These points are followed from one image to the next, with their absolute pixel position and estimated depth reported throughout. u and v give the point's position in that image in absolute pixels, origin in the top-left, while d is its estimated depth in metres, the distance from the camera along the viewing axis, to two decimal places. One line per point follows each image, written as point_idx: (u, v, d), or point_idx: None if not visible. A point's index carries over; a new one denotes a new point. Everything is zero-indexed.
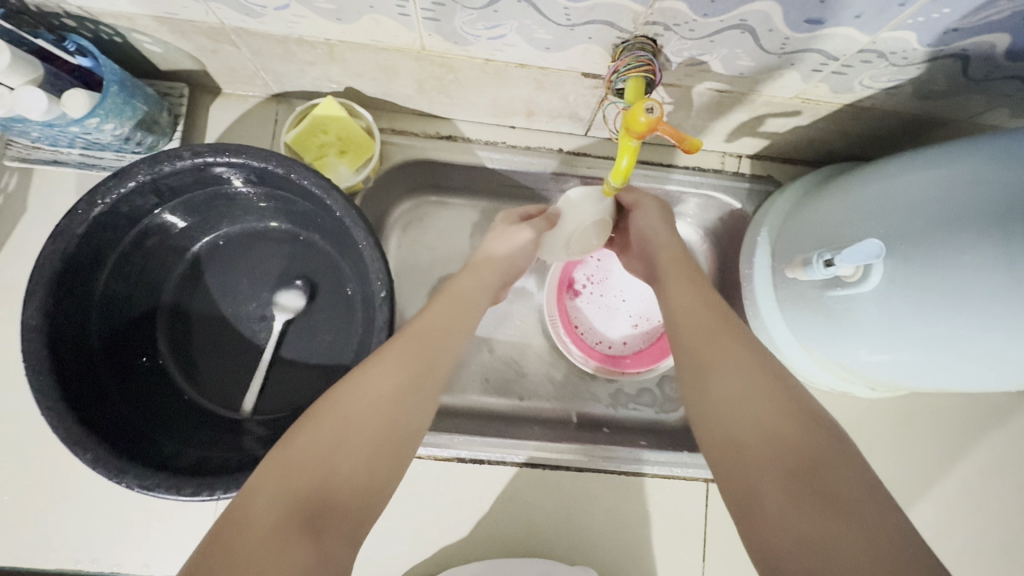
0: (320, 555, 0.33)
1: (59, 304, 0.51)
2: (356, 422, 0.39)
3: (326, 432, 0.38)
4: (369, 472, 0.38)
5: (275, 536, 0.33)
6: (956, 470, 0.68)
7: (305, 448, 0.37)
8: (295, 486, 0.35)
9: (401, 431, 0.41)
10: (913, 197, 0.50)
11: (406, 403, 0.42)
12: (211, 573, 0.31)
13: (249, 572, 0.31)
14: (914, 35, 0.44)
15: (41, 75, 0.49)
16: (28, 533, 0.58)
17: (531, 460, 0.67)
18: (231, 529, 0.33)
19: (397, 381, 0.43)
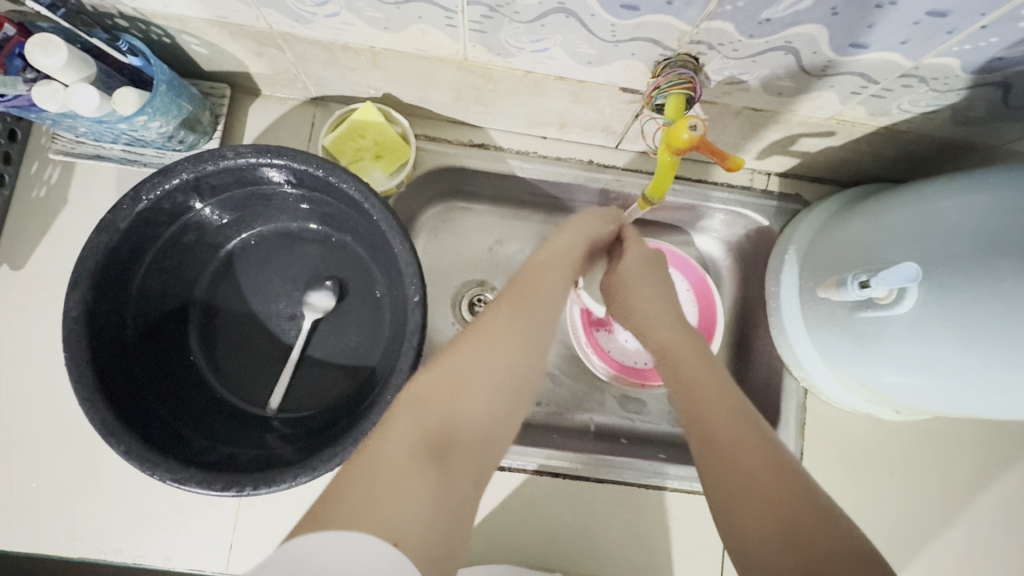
0: (445, 481, 0.36)
1: (99, 297, 0.52)
2: (479, 383, 0.41)
3: (451, 369, 0.41)
4: (489, 425, 0.41)
5: (405, 463, 0.36)
6: (977, 497, 0.68)
7: (429, 387, 0.40)
8: (426, 421, 0.39)
9: (519, 384, 0.43)
10: (949, 221, 0.50)
11: (516, 360, 0.44)
12: (349, 497, 0.34)
13: (381, 498, 0.34)
14: (958, 62, 0.44)
15: (94, 73, 0.50)
16: (55, 519, 0.59)
17: (540, 468, 0.67)
18: (366, 455, 0.36)
19: (515, 331, 0.45)
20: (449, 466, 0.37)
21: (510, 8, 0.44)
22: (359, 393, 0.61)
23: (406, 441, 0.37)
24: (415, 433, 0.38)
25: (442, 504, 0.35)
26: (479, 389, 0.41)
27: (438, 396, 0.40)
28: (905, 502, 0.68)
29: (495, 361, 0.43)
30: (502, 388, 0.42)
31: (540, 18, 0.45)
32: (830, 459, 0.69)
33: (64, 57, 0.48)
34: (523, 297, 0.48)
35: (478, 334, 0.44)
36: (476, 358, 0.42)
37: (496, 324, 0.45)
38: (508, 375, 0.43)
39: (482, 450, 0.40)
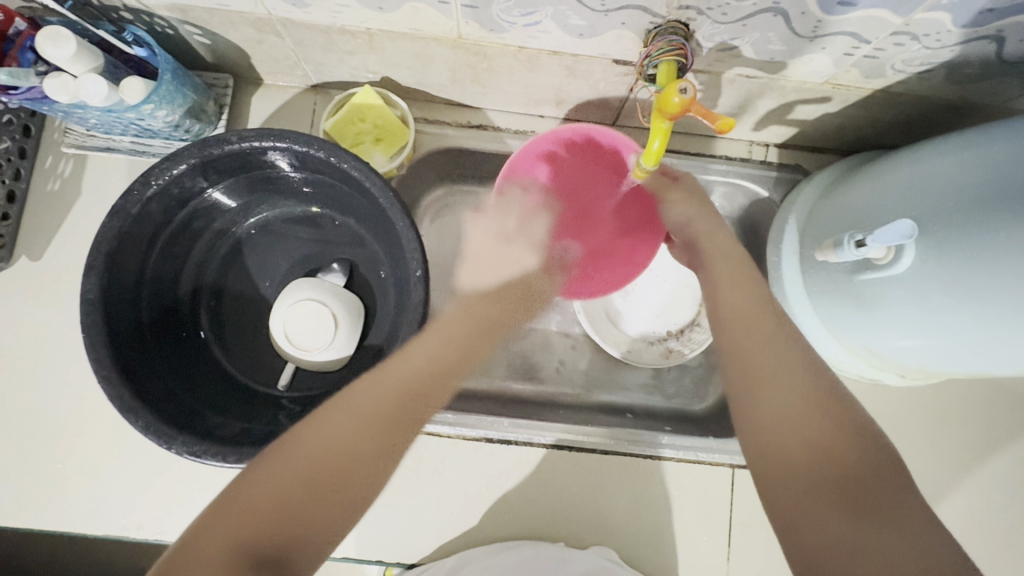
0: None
1: (114, 282, 0.53)
2: (315, 470, 0.41)
3: (316, 444, 0.42)
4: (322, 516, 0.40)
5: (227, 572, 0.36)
6: (987, 460, 0.68)
7: (295, 454, 0.42)
8: (248, 531, 0.38)
9: (351, 477, 0.42)
10: (944, 180, 0.50)
11: (357, 438, 0.44)
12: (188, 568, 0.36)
13: None
14: (949, 16, 0.44)
15: (102, 64, 0.52)
16: (80, 498, 0.61)
17: (557, 441, 0.68)
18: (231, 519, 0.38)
19: (363, 427, 0.44)
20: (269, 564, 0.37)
21: None
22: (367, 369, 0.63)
23: (230, 525, 0.38)
24: (227, 552, 0.37)
25: None
26: (313, 446, 0.42)
27: (287, 469, 0.41)
28: (915, 467, 0.68)
29: (329, 444, 0.43)
30: (349, 479, 0.42)
31: None
32: None
33: (74, 49, 0.49)
34: (421, 347, 0.52)
35: (343, 402, 0.46)
36: (330, 424, 0.44)
37: (365, 390, 0.47)
38: (335, 476, 0.42)
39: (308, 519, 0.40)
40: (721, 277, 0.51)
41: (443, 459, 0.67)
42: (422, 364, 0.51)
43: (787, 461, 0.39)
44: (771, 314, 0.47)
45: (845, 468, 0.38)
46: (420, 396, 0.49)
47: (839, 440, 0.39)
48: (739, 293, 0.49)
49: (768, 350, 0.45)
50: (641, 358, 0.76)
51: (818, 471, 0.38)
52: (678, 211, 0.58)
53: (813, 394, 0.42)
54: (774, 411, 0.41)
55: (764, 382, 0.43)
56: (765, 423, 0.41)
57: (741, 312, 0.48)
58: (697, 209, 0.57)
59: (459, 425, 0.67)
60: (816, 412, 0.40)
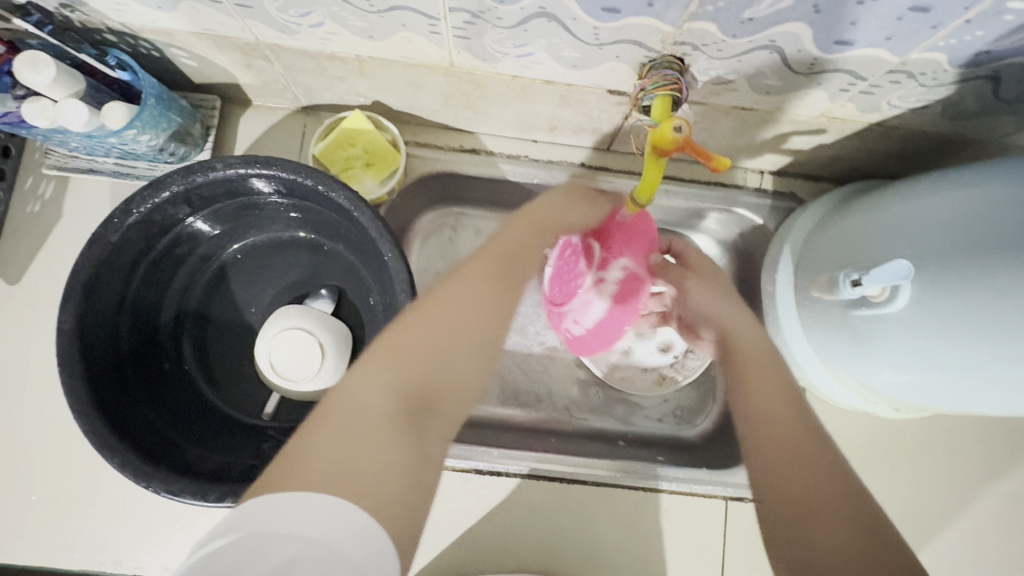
0: (420, 444, 0.37)
1: (92, 312, 0.52)
2: (456, 347, 0.43)
3: (431, 317, 0.44)
4: (456, 386, 0.42)
5: (387, 421, 0.36)
6: (982, 493, 0.67)
7: (413, 333, 0.42)
8: (404, 383, 0.39)
9: (477, 350, 0.45)
10: (939, 219, 0.49)
11: (484, 322, 0.47)
12: (317, 455, 0.33)
13: (357, 457, 0.33)
14: (945, 57, 0.44)
15: (84, 89, 0.51)
16: (55, 531, 0.59)
17: (532, 471, 0.67)
18: (341, 412, 0.36)
19: (479, 304, 0.47)
20: (419, 417, 0.38)
21: (492, 13, 0.44)
22: None
23: (377, 405, 0.37)
24: (385, 401, 0.37)
25: (416, 464, 0.36)
26: (444, 315, 0.45)
27: (408, 346, 0.41)
28: (910, 501, 0.67)
29: (455, 310, 0.45)
30: (475, 354, 0.45)
31: (523, 24, 0.45)
32: None
33: (53, 74, 0.48)
34: (493, 254, 0.53)
35: (438, 304, 0.45)
36: (441, 320, 0.44)
37: (461, 291, 0.47)
38: (460, 334, 0.44)
39: (462, 382, 0.43)
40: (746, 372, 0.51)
41: None
42: (518, 246, 0.55)
43: (817, 529, 0.38)
44: (810, 431, 0.45)
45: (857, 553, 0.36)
46: (521, 271, 0.53)
47: (853, 534, 0.37)
48: (768, 398, 0.48)
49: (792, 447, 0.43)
50: (634, 385, 0.76)
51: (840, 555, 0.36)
52: (699, 296, 0.61)
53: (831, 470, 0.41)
54: (792, 485, 0.41)
55: (781, 462, 0.43)
56: (777, 489, 0.41)
57: (762, 403, 0.47)
58: (716, 296, 0.60)
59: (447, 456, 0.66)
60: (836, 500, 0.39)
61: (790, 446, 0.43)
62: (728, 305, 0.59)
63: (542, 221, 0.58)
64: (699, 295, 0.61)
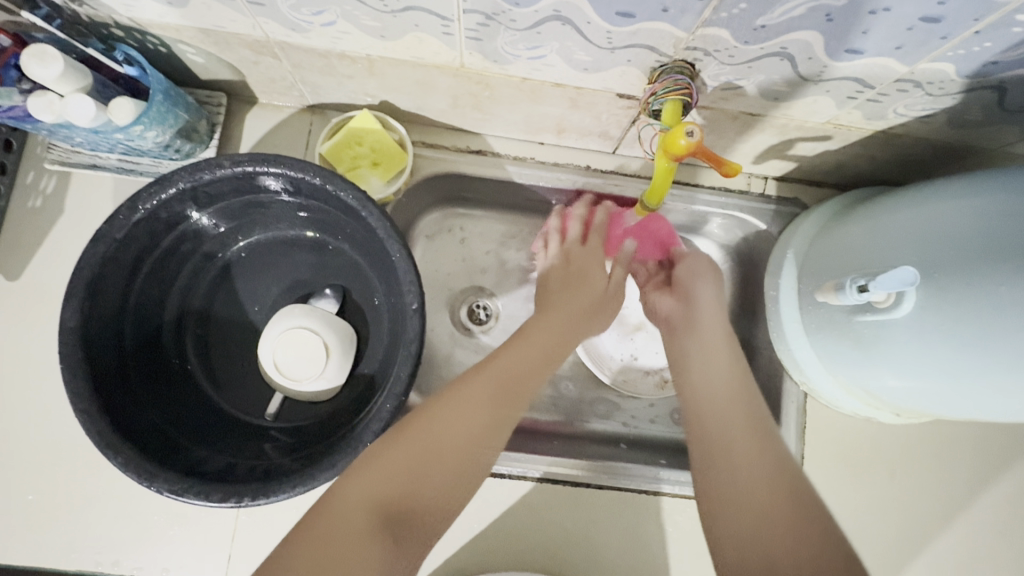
0: (394, 552, 0.38)
1: (95, 309, 0.51)
2: (449, 452, 0.44)
3: (439, 416, 0.45)
4: (443, 493, 0.43)
5: (365, 530, 0.38)
6: (980, 498, 0.68)
7: (416, 435, 0.44)
8: (389, 491, 0.41)
9: (473, 459, 0.45)
10: (944, 226, 0.50)
11: (488, 427, 0.47)
12: (295, 554, 0.36)
13: (334, 558, 0.36)
14: (953, 67, 0.44)
15: (90, 84, 0.50)
16: (53, 530, 0.59)
17: (540, 475, 0.67)
18: (325, 517, 0.39)
19: (489, 409, 0.47)
20: (397, 529, 0.39)
21: (506, 16, 0.44)
22: (358, 400, 0.61)
23: (358, 513, 0.39)
24: (369, 507, 0.39)
25: (389, 570, 0.38)
26: (451, 419, 0.45)
27: (403, 449, 0.43)
28: (909, 505, 0.67)
29: (462, 419, 0.46)
30: (468, 465, 0.45)
31: (536, 26, 0.45)
32: (832, 461, 0.69)
33: (61, 68, 0.47)
34: (522, 356, 0.52)
35: (447, 407, 0.46)
36: (445, 422, 0.45)
37: (475, 389, 0.48)
38: (458, 447, 0.45)
39: (454, 482, 0.44)
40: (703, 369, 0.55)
41: None
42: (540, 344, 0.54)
43: (767, 525, 0.40)
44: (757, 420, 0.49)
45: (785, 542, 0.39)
46: (541, 363, 0.53)
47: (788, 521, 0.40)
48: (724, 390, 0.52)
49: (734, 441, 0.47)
50: (636, 388, 0.76)
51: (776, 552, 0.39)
52: (703, 291, 0.62)
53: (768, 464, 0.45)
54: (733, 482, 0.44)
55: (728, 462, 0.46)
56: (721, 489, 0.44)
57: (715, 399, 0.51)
58: (707, 269, 0.63)
59: None
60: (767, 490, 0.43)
61: (736, 441, 0.47)
62: (713, 285, 0.62)
63: (559, 330, 0.57)
64: (684, 271, 0.64)
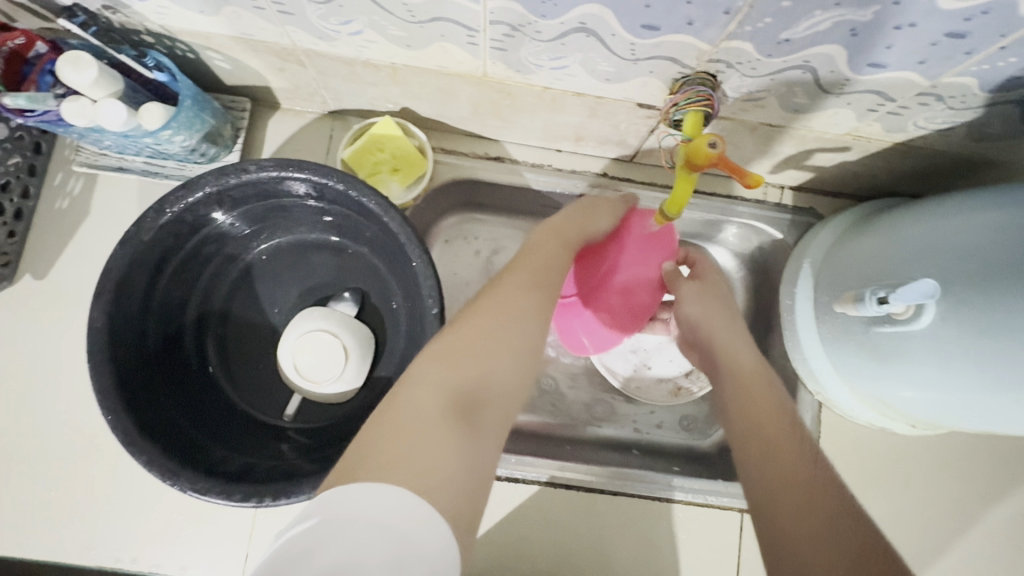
0: (468, 441, 0.36)
1: (121, 310, 0.52)
2: (506, 346, 0.41)
3: (485, 320, 0.42)
4: (507, 379, 0.40)
5: (433, 422, 0.35)
6: (996, 512, 0.67)
7: (467, 334, 0.41)
8: (452, 383, 0.38)
9: (533, 366, 0.42)
10: (966, 239, 0.50)
11: (538, 333, 0.43)
12: (368, 452, 0.34)
13: (400, 448, 0.34)
14: (976, 81, 0.44)
15: (122, 89, 0.51)
16: (74, 526, 0.60)
17: (553, 479, 0.67)
18: (390, 410, 0.36)
19: (533, 308, 0.44)
20: (466, 415, 0.37)
21: (532, 27, 0.45)
22: (374, 403, 0.61)
23: (426, 405, 0.36)
24: (433, 392, 0.37)
25: (467, 461, 0.35)
26: (502, 320, 0.42)
27: (458, 346, 0.40)
28: (923, 517, 0.67)
29: (509, 317, 0.42)
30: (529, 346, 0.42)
31: (561, 38, 0.46)
32: (846, 472, 0.69)
33: (95, 74, 0.48)
34: (534, 267, 0.48)
35: (487, 310, 0.42)
36: (493, 322, 0.42)
37: (516, 302, 0.44)
38: (513, 333, 0.42)
39: (520, 391, 0.41)
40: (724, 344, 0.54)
41: None
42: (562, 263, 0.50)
43: (799, 504, 0.38)
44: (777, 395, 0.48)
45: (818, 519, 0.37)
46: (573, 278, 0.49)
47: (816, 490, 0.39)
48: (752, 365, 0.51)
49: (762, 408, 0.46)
50: (650, 396, 0.76)
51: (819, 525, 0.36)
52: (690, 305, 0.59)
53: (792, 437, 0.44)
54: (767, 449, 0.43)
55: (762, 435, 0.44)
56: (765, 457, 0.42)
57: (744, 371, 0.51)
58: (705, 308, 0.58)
59: None
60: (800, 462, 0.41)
61: (765, 414, 0.46)
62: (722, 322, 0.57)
63: (563, 234, 0.53)
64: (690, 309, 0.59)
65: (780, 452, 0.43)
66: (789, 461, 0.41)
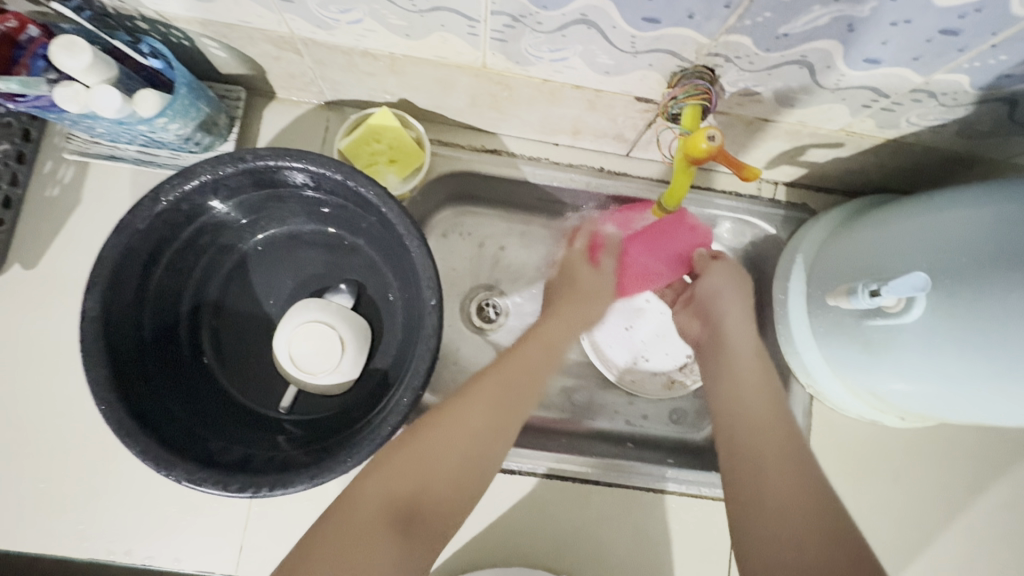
0: (400, 548, 0.42)
1: (116, 299, 0.52)
2: (448, 459, 0.47)
3: (438, 438, 0.48)
4: (448, 494, 0.47)
5: (370, 531, 0.42)
6: (980, 502, 0.69)
7: (420, 451, 0.47)
8: (398, 491, 0.45)
9: (478, 472, 0.48)
10: (955, 233, 0.51)
11: (485, 442, 0.49)
12: (319, 548, 0.41)
13: (342, 551, 0.41)
14: (968, 78, 0.45)
15: (116, 75, 0.51)
16: (65, 518, 0.59)
17: (548, 471, 0.68)
18: (342, 507, 0.44)
19: (483, 415, 0.50)
20: (402, 522, 0.44)
21: (533, 18, 0.45)
22: (371, 395, 0.61)
23: (372, 510, 0.43)
24: (376, 505, 0.44)
25: (398, 564, 0.42)
26: (450, 432, 0.48)
27: (403, 463, 0.46)
28: (910, 507, 0.69)
29: (463, 428, 0.49)
30: (467, 462, 0.48)
31: (562, 29, 0.46)
32: (836, 464, 0.70)
33: (89, 59, 0.48)
34: (503, 382, 0.53)
35: (447, 420, 0.49)
36: (450, 433, 0.48)
37: (470, 412, 0.50)
38: (457, 450, 0.48)
39: (460, 491, 0.47)
40: (744, 369, 0.58)
41: None
42: (526, 372, 0.55)
43: (781, 535, 0.43)
44: (785, 425, 0.51)
45: (816, 546, 0.41)
46: (531, 383, 0.54)
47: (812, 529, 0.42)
48: (753, 390, 0.55)
49: (766, 453, 0.49)
50: (644, 388, 0.77)
51: (798, 561, 0.41)
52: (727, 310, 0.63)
53: (784, 448, 0.49)
54: (774, 498, 0.45)
55: (763, 463, 0.48)
56: (763, 499, 0.46)
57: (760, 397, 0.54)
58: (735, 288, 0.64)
59: None
60: (798, 494, 0.45)
61: (781, 456, 0.48)
62: (743, 303, 0.63)
63: (571, 299, 0.64)
64: (710, 286, 0.64)
65: (771, 492, 0.46)
66: (776, 500, 0.45)
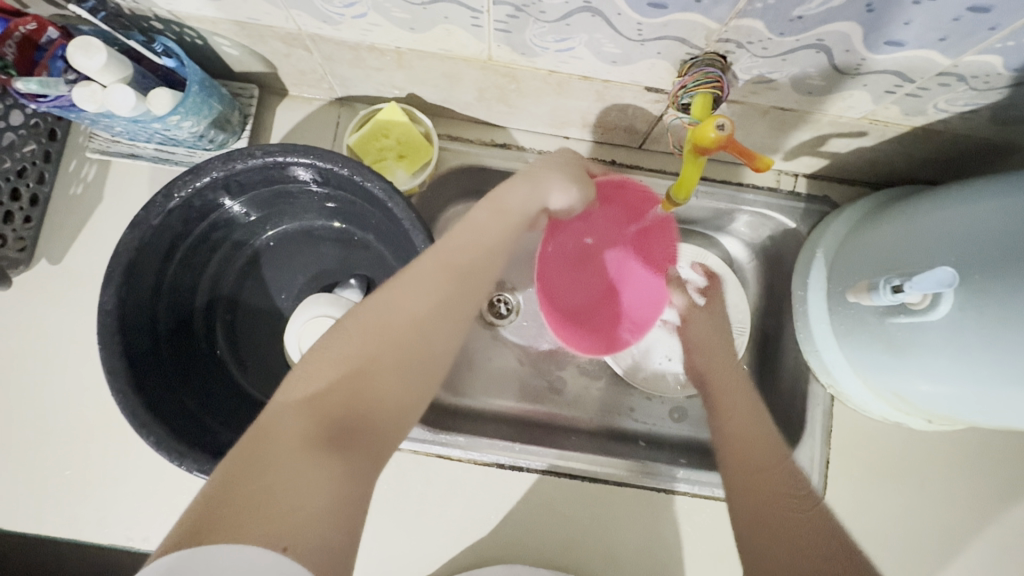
0: (342, 463, 0.33)
1: (131, 292, 0.53)
2: (398, 340, 0.39)
3: (382, 326, 0.39)
4: (404, 373, 0.39)
5: (301, 449, 0.33)
6: (1016, 510, 0.65)
7: (341, 349, 0.38)
8: (329, 402, 0.35)
9: (427, 350, 0.40)
10: (990, 225, 0.47)
11: (428, 325, 0.40)
12: (224, 502, 0.30)
13: (276, 485, 0.31)
14: (1001, 59, 0.42)
15: (131, 74, 0.52)
16: (88, 505, 0.61)
17: (551, 468, 0.67)
18: (260, 439, 0.33)
19: (429, 300, 0.41)
20: (346, 435, 0.35)
21: (536, 7, 0.44)
22: None
23: (297, 428, 0.34)
24: (307, 420, 0.34)
25: (342, 486, 0.33)
26: (398, 319, 0.40)
27: (338, 372, 0.37)
28: (938, 514, 0.65)
29: (396, 321, 0.39)
30: (412, 358, 0.39)
31: (566, 18, 0.45)
32: (857, 468, 0.67)
33: (104, 59, 0.49)
34: (449, 253, 0.44)
35: (378, 316, 0.40)
36: (368, 328, 0.39)
37: (413, 289, 0.41)
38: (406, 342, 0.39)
39: (422, 370, 0.39)
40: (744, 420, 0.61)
41: (454, 484, 0.66)
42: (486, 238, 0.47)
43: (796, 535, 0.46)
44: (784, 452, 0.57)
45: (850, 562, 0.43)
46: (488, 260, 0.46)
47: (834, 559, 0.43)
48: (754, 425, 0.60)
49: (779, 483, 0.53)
50: (658, 386, 0.76)
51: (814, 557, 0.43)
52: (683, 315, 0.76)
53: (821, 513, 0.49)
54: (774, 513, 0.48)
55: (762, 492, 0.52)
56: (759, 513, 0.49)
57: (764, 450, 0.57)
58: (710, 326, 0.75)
59: (467, 448, 0.66)
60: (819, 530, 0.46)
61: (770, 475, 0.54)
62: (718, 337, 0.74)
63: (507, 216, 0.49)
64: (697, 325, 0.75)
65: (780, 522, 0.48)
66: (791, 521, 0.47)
